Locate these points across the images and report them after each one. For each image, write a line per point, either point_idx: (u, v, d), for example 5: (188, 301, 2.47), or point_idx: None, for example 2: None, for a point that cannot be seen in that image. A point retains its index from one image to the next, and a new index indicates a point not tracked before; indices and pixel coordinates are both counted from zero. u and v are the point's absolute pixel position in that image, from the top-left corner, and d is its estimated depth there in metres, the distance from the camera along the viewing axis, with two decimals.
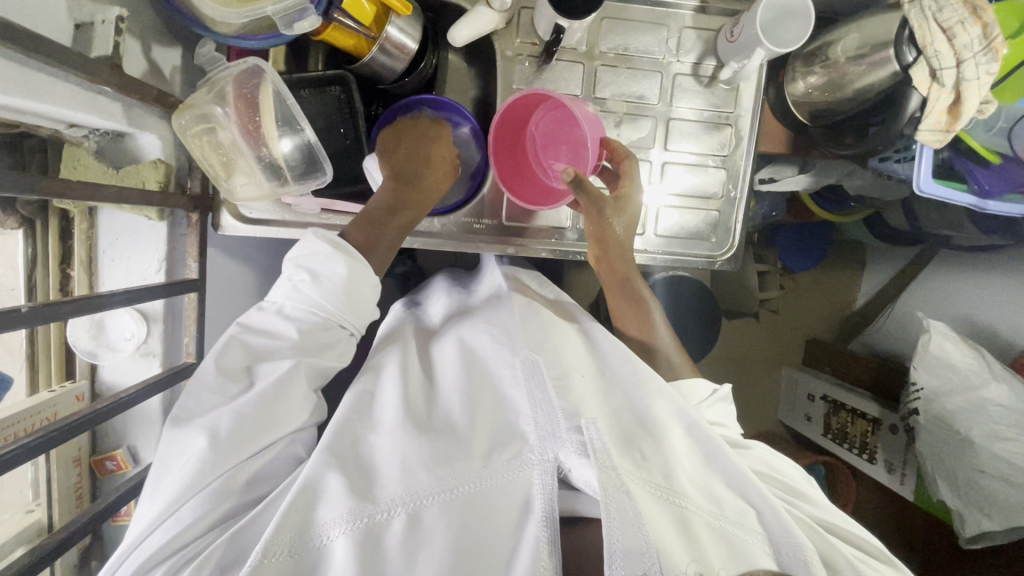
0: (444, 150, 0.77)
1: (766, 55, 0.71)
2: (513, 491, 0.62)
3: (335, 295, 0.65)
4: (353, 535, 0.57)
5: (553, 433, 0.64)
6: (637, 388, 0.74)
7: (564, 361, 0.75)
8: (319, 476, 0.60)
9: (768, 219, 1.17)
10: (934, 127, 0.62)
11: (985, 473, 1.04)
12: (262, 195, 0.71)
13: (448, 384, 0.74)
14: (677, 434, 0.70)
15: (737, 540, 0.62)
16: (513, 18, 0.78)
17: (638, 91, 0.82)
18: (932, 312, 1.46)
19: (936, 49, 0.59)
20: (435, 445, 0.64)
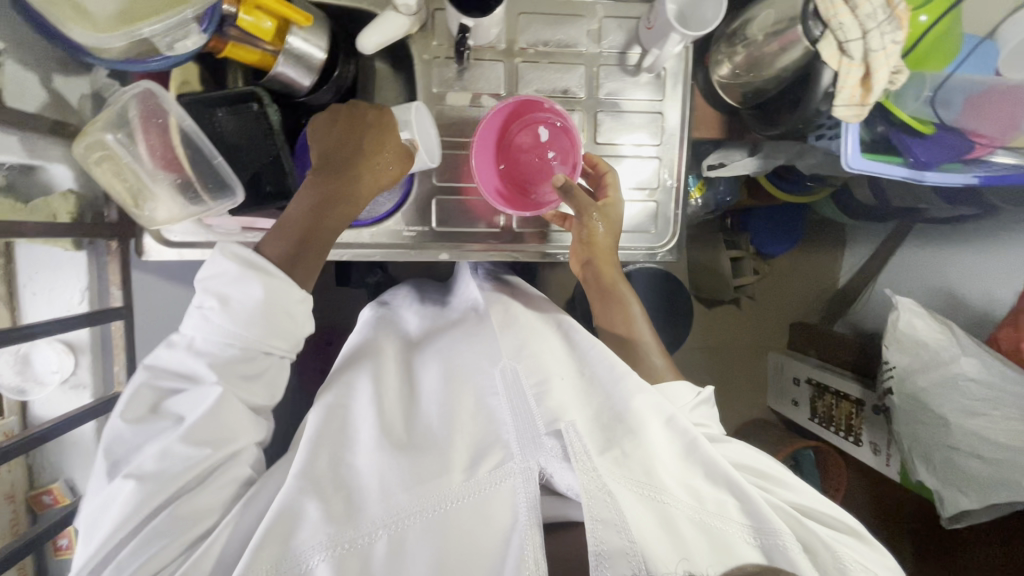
0: (388, 140, 0.71)
1: (681, 39, 0.69)
2: (495, 500, 0.59)
3: (253, 322, 0.61)
4: (337, 560, 0.55)
5: (533, 440, 0.62)
6: (615, 381, 0.70)
7: (543, 363, 0.72)
8: (295, 504, 0.57)
9: (726, 204, 1.15)
10: (849, 102, 0.60)
11: (958, 450, 1.02)
12: (180, 217, 0.71)
13: (431, 397, 0.72)
14: (658, 427, 0.66)
15: (720, 535, 0.61)
16: (427, 21, 0.77)
17: (562, 85, 0.80)
18: (902, 288, 1.43)
19: (840, 21, 0.57)
20: (412, 461, 0.62)
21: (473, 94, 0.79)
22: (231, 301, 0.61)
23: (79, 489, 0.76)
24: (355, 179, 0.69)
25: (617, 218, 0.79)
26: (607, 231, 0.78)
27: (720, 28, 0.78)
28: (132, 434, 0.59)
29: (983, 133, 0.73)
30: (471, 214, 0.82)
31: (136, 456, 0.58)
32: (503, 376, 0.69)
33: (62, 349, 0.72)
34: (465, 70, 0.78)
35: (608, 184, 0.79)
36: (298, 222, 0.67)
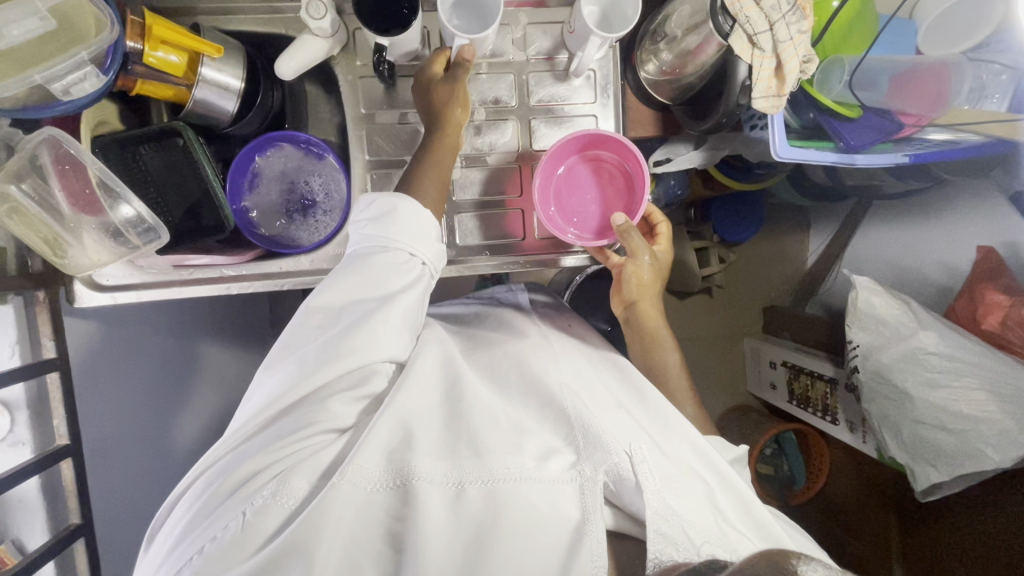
0: (460, 77, 0.71)
1: (602, 42, 0.68)
2: (557, 495, 0.56)
3: (396, 223, 0.65)
4: (425, 493, 0.55)
5: (599, 444, 0.59)
6: (666, 416, 0.70)
7: (598, 391, 0.70)
8: (404, 429, 0.59)
9: (676, 197, 1.15)
10: (767, 93, 0.60)
11: (925, 424, 1.02)
12: (114, 257, 0.70)
13: (509, 387, 0.69)
14: (714, 488, 0.65)
15: None
16: (348, 42, 0.76)
17: (493, 95, 0.80)
18: (864, 267, 1.44)
19: (746, 14, 0.58)
20: (477, 437, 0.60)
21: (402, 111, 0.79)
22: (382, 217, 0.66)
23: (31, 548, 0.71)
24: (448, 125, 0.71)
25: (664, 263, 0.86)
26: (656, 271, 0.83)
27: (641, 27, 0.78)
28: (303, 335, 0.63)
29: (911, 112, 0.73)
30: None
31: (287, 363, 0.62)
32: (565, 389, 0.67)
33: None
34: (391, 87, 0.78)
35: (659, 235, 0.87)
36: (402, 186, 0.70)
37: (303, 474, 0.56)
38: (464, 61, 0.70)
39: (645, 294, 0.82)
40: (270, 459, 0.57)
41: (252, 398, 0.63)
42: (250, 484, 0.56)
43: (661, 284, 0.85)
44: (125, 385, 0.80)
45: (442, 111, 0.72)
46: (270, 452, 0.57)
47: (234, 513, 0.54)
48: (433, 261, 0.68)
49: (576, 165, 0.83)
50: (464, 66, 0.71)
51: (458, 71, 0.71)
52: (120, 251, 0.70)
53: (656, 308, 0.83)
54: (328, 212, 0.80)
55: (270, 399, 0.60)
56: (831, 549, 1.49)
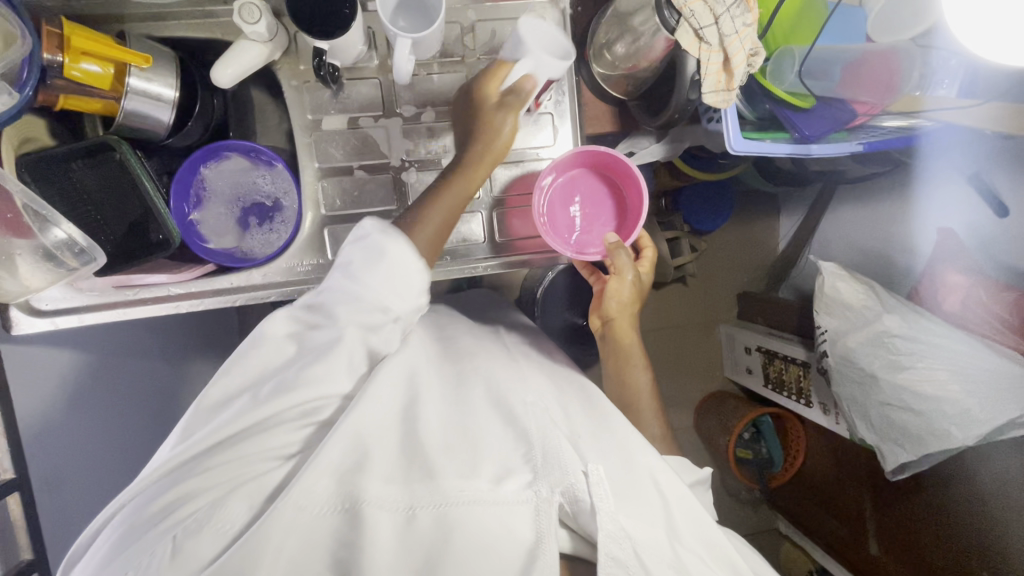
0: (508, 100, 0.69)
1: (535, 62, 0.67)
2: (509, 521, 0.55)
3: (371, 271, 0.59)
4: (376, 516, 0.53)
5: (562, 465, 0.58)
6: (625, 435, 0.67)
7: (563, 416, 0.67)
8: (358, 448, 0.56)
9: (641, 190, 1.14)
10: (715, 88, 0.59)
11: (891, 406, 1.04)
12: (49, 283, 0.68)
13: (477, 405, 0.66)
14: (671, 504, 0.62)
15: None
16: (290, 46, 0.73)
17: (445, 96, 0.78)
18: (834, 250, 1.46)
19: (691, 9, 0.57)
20: (440, 458, 0.58)
21: (351, 116, 0.76)
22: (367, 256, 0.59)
23: None
24: (481, 162, 0.69)
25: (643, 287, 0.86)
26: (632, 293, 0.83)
27: (592, 21, 0.76)
28: (256, 358, 0.59)
29: (864, 100, 0.72)
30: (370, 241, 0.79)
31: (232, 382, 0.58)
32: (527, 410, 0.65)
33: None
34: (338, 91, 0.75)
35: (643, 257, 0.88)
36: (423, 207, 0.66)
37: (242, 493, 0.53)
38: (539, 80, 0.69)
39: (620, 313, 0.84)
40: (208, 480, 0.53)
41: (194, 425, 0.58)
42: (181, 509, 0.52)
43: (636, 308, 0.85)
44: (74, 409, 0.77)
45: (489, 130, 0.70)
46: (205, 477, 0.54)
47: (155, 550, 0.49)
48: (409, 315, 0.62)
49: (593, 172, 0.84)
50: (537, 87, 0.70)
51: (512, 95, 0.69)
52: (56, 274, 0.67)
53: (631, 331, 0.84)
54: (281, 224, 0.78)
55: (210, 424, 0.56)
56: (811, 531, 1.51)
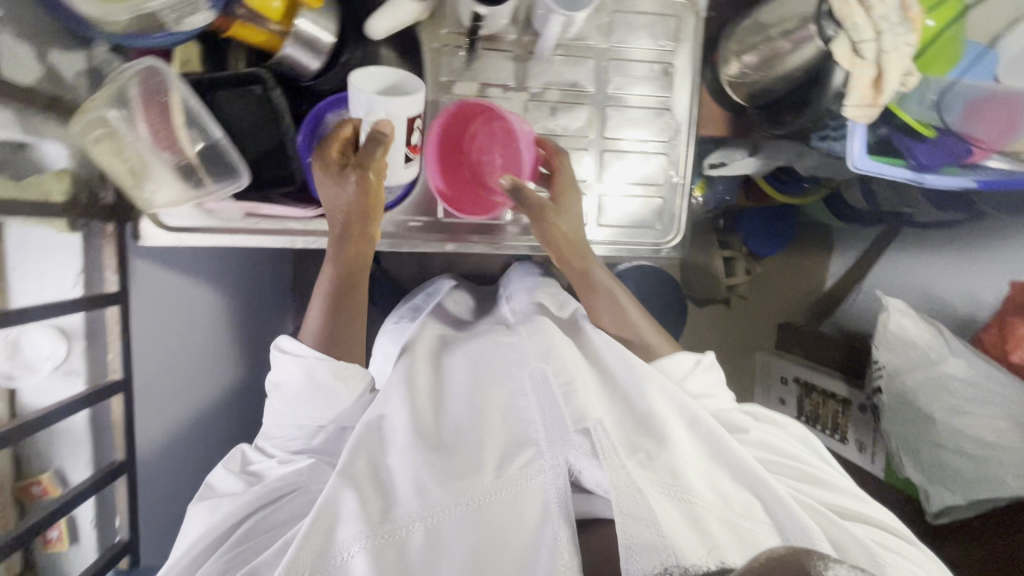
0: (371, 158, 0.67)
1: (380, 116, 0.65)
2: (522, 500, 0.57)
3: (302, 399, 0.68)
4: (375, 550, 0.53)
5: (560, 437, 0.60)
6: (624, 387, 0.69)
7: (569, 366, 0.68)
8: (337, 496, 0.57)
9: (723, 202, 1.17)
10: (859, 103, 0.62)
11: (945, 449, 1.04)
12: (175, 201, 0.69)
13: (456, 400, 0.70)
14: (681, 430, 0.65)
15: (748, 533, 0.55)
16: (438, 9, 0.76)
17: (572, 78, 0.81)
18: (891, 288, 1.46)
19: (854, 21, 0.58)
20: (445, 462, 0.60)
21: (482, 85, 0.79)
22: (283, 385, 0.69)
23: (72, 479, 0.72)
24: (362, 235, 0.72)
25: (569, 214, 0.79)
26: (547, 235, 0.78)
27: (728, 26, 0.79)
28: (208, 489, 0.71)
29: (981, 137, 0.74)
30: None
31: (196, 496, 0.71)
32: (531, 380, 0.67)
33: (56, 334, 0.68)
34: (473, 59, 0.78)
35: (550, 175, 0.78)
36: (329, 299, 0.71)
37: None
38: (403, 128, 0.67)
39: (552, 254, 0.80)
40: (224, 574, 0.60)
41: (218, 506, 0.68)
42: None
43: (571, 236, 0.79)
44: (184, 356, 0.82)
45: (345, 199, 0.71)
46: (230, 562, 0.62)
47: None
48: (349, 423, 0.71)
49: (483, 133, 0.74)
50: (406, 133, 0.69)
51: (371, 147, 0.66)
52: (190, 191, 0.69)
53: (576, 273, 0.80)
54: None
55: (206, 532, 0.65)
56: None
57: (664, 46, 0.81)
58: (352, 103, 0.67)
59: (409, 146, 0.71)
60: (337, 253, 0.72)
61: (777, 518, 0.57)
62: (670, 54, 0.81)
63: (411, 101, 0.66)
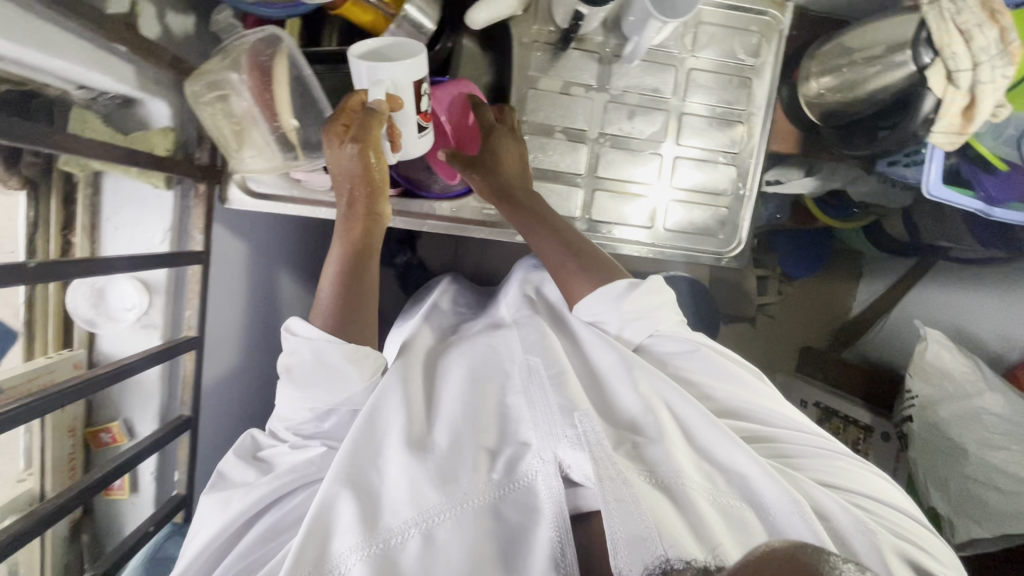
0: (372, 126, 0.62)
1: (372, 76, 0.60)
2: (517, 493, 0.60)
3: (315, 385, 0.62)
4: (375, 559, 0.54)
5: (550, 433, 0.61)
6: (610, 382, 0.70)
7: (561, 356, 0.70)
8: (332, 502, 0.57)
9: (775, 220, 1.20)
10: (947, 130, 0.66)
11: (972, 480, 1.05)
12: (270, 166, 0.69)
13: (450, 390, 0.69)
14: (666, 418, 0.66)
15: (734, 516, 0.60)
16: (532, 5, 0.78)
17: (651, 84, 0.83)
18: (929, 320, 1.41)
19: (953, 50, 0.61)
20: (438, 462, 0.60)
21: (566, 82, 0.81)
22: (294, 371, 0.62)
23: (140, 430, 0.73)
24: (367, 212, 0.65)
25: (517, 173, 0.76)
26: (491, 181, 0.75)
27: (812, 46, 0.80)
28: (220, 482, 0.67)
29: None
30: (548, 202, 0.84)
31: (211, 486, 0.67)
32: (520, 375, 0.69)
33: (140, 287, 0.70)
34: (559, 56, 0.80)
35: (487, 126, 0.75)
36: (341, 278, 0.64)
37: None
38: (409, 95, 0.63)
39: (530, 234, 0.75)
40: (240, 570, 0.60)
41: (230, 501, 0.63)
42: None
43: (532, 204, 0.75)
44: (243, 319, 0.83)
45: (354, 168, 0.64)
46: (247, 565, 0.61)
47: None
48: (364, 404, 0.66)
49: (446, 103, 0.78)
50: (412, 100, 0.64)
51: (369, 117, 0.62)
52: (285, 160, 0.69)
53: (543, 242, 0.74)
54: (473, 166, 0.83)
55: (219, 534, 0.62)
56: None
57: (745, 60, 0.83)
58: (356, 73, 0.62)
59: (420, 113, 0.66)
60: (347, 229, 0.65)
61: (761, 494, 0.61)
62: (749, 68, 0.83)
63: (413, 65, 0.61)
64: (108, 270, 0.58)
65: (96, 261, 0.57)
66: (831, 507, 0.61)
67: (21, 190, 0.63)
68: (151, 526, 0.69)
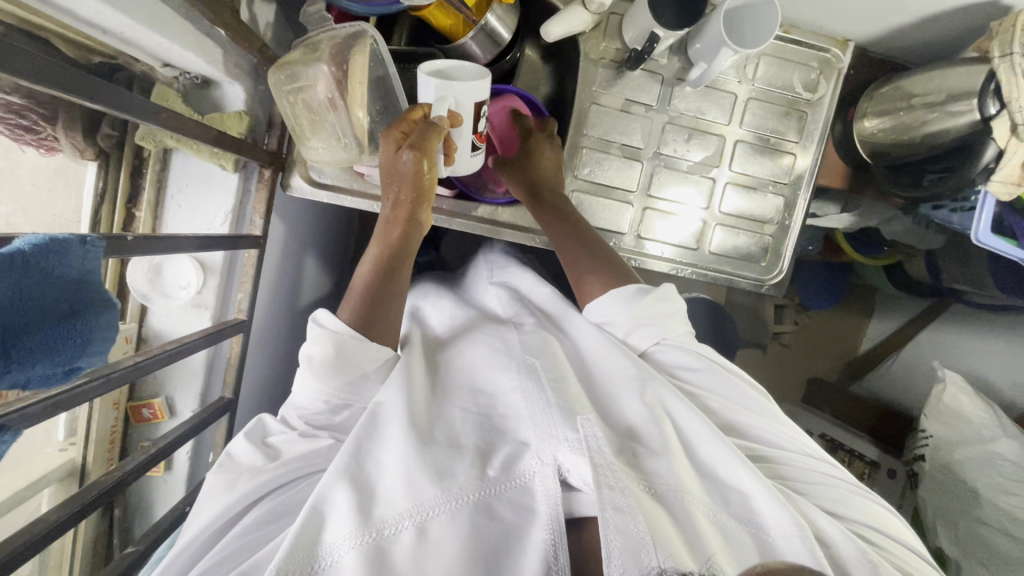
0: (430, 139, 0.61)
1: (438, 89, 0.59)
2: (511, 496, 0.55)
3: (334, 376, 0.59)
4: (365, 551, 0.50)
5: (548, 434, 0.57)
6: (615, 390, 0.67)
7: (561, 363, 0.68)
8: (326, 492, 0.53)
9: (806, 252, 1.24)
10: (1005, 179, 0.68)
11: (983, 523, 1.02)
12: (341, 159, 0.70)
13: (452, 389, 0.66)
14: (669, 430, 0.63)
15: (741, 534, 0.55)
16: (602, 22, 0.80)
17: (708, 109, 0.84)
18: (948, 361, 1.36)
19: (1021, 104, 0.63)
20: (436, 455, 0.56)
21: (627, 100, 0.83)
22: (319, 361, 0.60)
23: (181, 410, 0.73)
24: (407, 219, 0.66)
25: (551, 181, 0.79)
26: (524, 181, 0.79)
27: (871, 87, 0.82)
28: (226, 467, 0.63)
29: None
30: (598, 216, 0.85)
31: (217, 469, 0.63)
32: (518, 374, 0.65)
33: (196, 266, 0.70)
34: (623, 73, 0.82)
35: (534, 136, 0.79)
36: (372, 278, 0.64)
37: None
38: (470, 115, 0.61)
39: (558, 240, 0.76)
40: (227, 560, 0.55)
41: (236, 482, 0.60)
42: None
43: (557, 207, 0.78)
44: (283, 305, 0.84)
45: (406, 173, 0.64)
46: (239, 548, 0.56)
47: None
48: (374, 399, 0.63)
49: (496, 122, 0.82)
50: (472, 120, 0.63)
51: (429, 129, 0.61)
52: (352, 154, 0.70)
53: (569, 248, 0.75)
54: None
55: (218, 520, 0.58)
56: None
57: (802, 94, 0.84)
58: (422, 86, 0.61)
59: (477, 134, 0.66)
60: (387, 229, 0.66)
61: (762, 515, 0.56)
62: (805, 102, 0.85)
63: (479, 87, 0.60)
64: (183, 249, 0.57)
65: (172, 238, 0.55)
66: (831, 532, 0.57)
67: (93, 160, 0.65)
68: (187, 507, 0.70)
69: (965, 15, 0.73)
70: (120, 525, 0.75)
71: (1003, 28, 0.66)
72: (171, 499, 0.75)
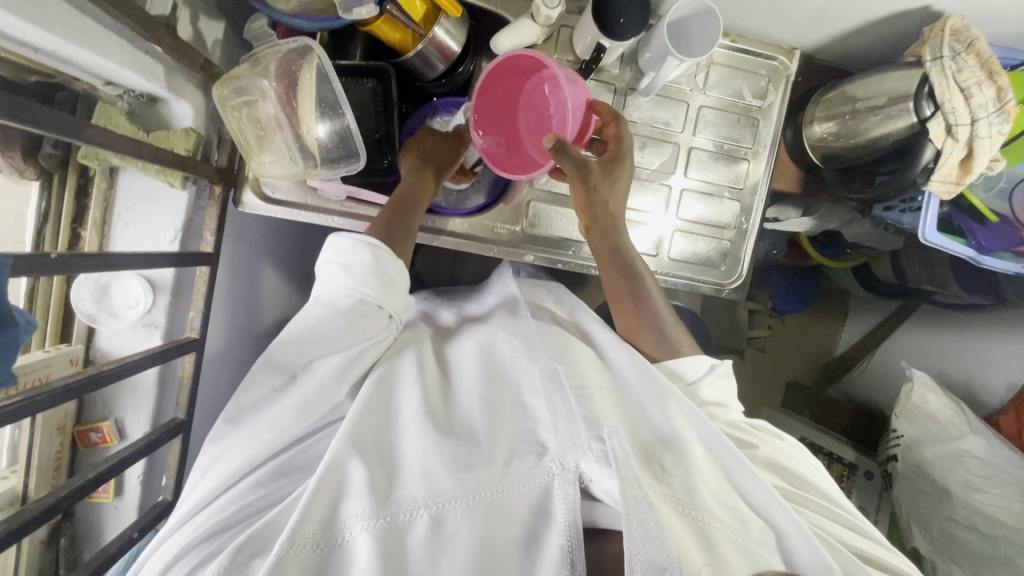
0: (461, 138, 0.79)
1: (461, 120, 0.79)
2: (529, 497, 0.54)
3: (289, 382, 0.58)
4: (378, 534, 0.49)
5: (571, 442, 0.54)
6: (640, 406, 0.63)
7: (583, 370, 0.65)
8: (344, 468, 0.52)
9: (771, 256, 1.26)
10: (945, 179, 0.72)
11: (956, 522, 0.99)
12: (290, 173, 0.68)
13: (465, 377, 0.65)
14: (698, 450, 0.59)
15: (764, 561, 0.51)
16: (552, 35, 0.81)
17: (664, 118, 0.85)
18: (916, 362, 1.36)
19: (953, 106, 0.68)
20: (457, 447, 0.55)
21: None
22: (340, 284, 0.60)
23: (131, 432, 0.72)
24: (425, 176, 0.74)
25: (613, 211, 0.74)
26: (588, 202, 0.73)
27: (818, 93, 0.84)
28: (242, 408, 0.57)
29: None
30: (558, 226, 0.84)
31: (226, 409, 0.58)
32: (541, 374, 0.61)
33: (145, 285, 0.69)
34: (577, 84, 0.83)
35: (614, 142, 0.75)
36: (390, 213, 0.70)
37: (247, 548, 0.49)
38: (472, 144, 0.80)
39: (607, 278, 0.75)
40: (242, 509, 0.54)
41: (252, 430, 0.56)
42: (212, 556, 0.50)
43: (613, 242, 0.74)
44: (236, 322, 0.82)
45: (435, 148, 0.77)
46: (254, 505, 0.54)
47: None
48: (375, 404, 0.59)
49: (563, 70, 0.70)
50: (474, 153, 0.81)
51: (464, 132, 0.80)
52: (305, 166, 0.68)
53: (618, 289, 0.74)
54: (479, 186, 0.85)
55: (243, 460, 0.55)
56: None
57: (752, 101, 0.86)
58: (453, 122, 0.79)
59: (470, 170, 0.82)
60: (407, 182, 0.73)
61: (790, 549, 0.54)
62: (757, 109, 0.86)
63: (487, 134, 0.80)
64: (120, 268, 0.56)
65: (111, 256, 0.54)
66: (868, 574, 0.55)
67: (35, 180, 0.64)
68: (135, 532, 0.66)
69: (900, 22, 0.75)
70: (63, 552, 0.73)
71: (932, 34, 0.70)
72: (121, 524, 0.75)
